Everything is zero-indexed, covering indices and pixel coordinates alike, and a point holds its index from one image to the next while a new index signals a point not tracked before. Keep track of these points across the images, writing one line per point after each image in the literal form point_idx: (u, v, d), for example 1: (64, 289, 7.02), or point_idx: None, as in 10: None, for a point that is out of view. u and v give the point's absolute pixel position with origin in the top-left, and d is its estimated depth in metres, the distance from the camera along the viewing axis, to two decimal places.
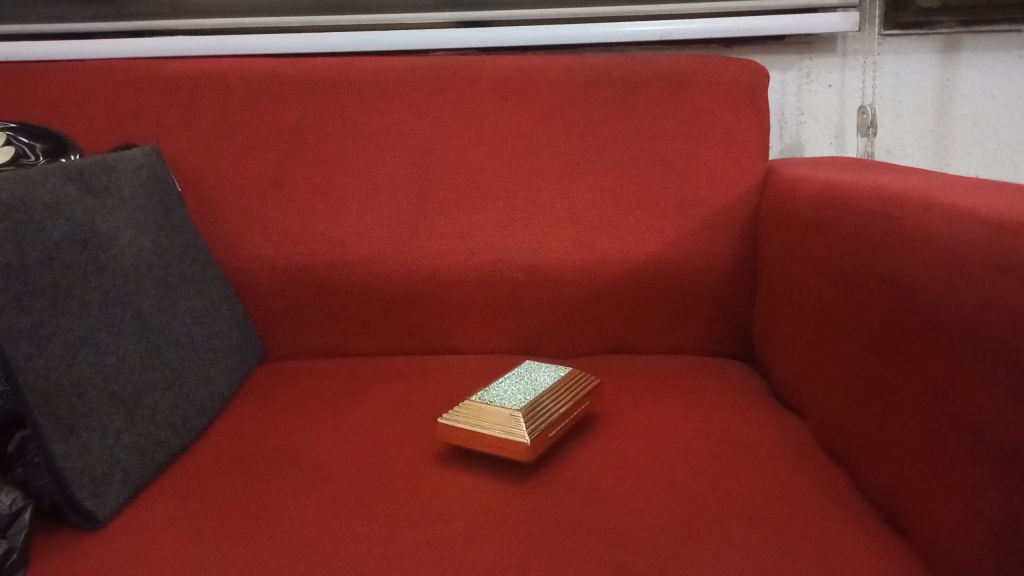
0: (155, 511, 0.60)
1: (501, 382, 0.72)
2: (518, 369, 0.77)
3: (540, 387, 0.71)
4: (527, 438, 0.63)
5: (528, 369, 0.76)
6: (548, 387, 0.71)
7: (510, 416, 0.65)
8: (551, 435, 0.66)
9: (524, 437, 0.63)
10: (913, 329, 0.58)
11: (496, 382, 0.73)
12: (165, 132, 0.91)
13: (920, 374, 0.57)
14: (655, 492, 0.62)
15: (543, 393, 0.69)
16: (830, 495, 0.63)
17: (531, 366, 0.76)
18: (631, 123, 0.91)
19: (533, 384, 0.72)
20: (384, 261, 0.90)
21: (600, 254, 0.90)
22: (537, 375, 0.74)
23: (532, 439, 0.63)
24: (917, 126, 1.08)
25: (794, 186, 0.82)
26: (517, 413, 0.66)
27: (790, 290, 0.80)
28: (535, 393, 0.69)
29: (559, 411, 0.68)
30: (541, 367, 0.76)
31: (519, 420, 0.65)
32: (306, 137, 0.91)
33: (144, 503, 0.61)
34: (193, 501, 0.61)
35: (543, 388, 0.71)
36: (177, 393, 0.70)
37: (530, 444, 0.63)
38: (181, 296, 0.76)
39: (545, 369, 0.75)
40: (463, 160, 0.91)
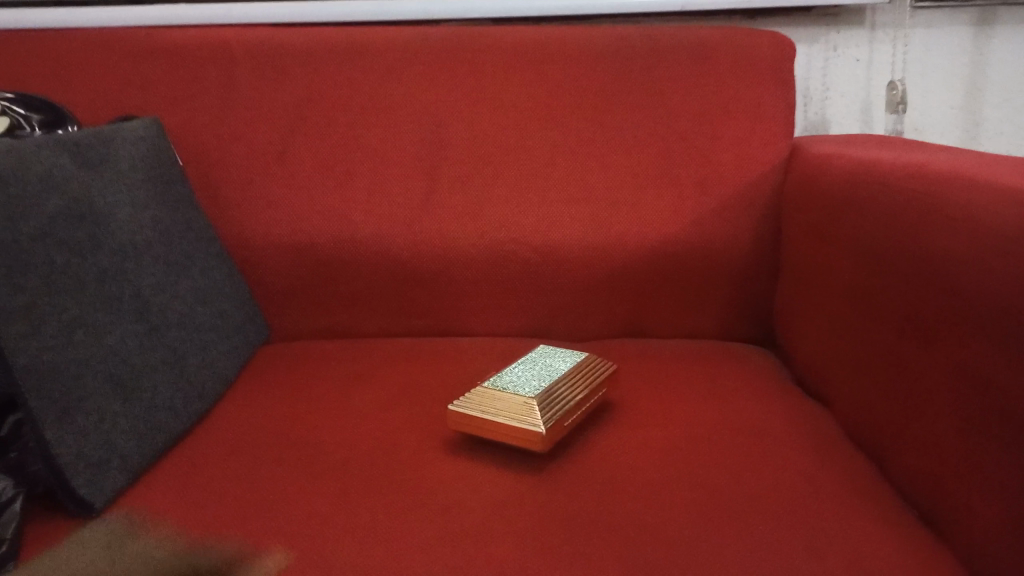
0: (153, 499, 0.58)
1: (515, 367, 0.70)
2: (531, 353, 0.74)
3: (556, 373, 0.68)
4: (542, 427, 0.60)
5: (543, 353, 0.73)
6: (564, 373, 0.68)
7: (523, 403, 0.63)
8: (566, 424, 0.64)
9: (538, 426, 0.60)
10: (951, 315, 0.55)
11: (510, 367, 0.70)
12: (166, 104, 0.87)
13: (958, 362, 0.54)
14: (675, 484, 0.60)
15: (558, 380, 0.66)
16: (859, 488, 0.60)
17: (546, 351, 0.74)
18: (651, 97, 0.87)
19: (547, 370, 0.69)
20: (392, 239, 0.87)
21: (615, 235, 0.86)
22: (553, 361, 0.71)
23: (547, 428, 0.61)
24: (945, 102, 1.04)
25: (822, 164, 0.78)
26: (532, 400, 0.63)
27: (816, 272, 0.76)
28: (552, 379, 0.66)
29: (574, 398, 0.66)
30: (557, 351, 0.73)
31: (534, 408, 0.62)
32: (312, 110, 0.88)
33: (141, 491, 0.59)
34: (193, 488, 0.59)
35: (559, 374, 0.68)
36: (178, 376, 0.67)
37: (545, 433, 0.60)
38: (182, 274, 0.73)
39: (560, 355, 0.72)
40: (476, 134, 0.88)
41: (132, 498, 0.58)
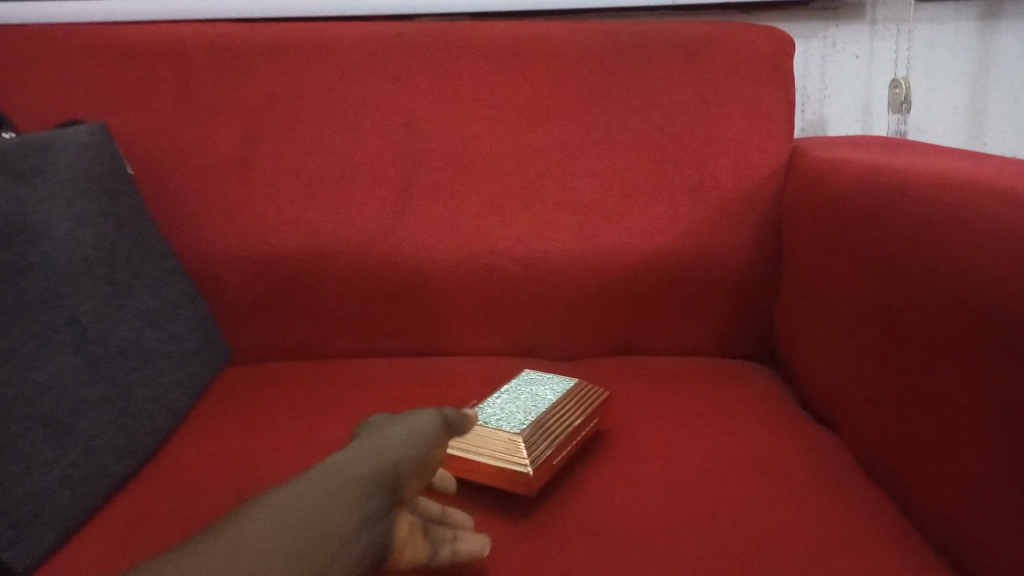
0: (89, 560, 0.51)
1: (495, 399, 0.64)
2: (514, 381, 0.68)
3: (542, 406, 0.62)
4: (529, 467, 0.55)
5: (525, 382, 0.68)
6: (552, 405, 0.63)
7: (507, 440, 0.58)
8: (555, 462, 0.58)
9: (525, 467, 0.55)
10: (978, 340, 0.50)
11: (490, 398, 0.64)
12: (116, 107, 0.80)
13: (988, 393, 0.48)
14: (676, 531, 0.54)
15: (545, 413, 0.61)
16: (877, 530, 0.55)
17: (528, 378, 0.68)
18: (641, 97, 0.81)
19: (533, 402, 0.63)
20: (364, 253, 0.81)
21: (604, 246, 0.81)
22: (538, 391, 0.66)
23: (534, 469, 0.55)
24: (949, 101, 0.99)
25: (827, 169, 0.72)
26: (517, 437, 0.57)
27: (820, 287, 0.71)
28: (539, 413, 0.61)
29: (563, 433, 0.60)
30: (542, 379, 0.68)
31: (519, 446, 0.57)
32: (275, 113, 0.81)
33: (75, 551, 0.53)
34: (135, 547, 0.52)
35: (546, 407, 0.62)
36: (122, 411, 0.61)
37: (531, 474, 0.55)
38: (129, 296, 0.67)
39: (547, 383, 0.67)
40: (453, 138, 0.81)
41: (66, 558, 0.52)
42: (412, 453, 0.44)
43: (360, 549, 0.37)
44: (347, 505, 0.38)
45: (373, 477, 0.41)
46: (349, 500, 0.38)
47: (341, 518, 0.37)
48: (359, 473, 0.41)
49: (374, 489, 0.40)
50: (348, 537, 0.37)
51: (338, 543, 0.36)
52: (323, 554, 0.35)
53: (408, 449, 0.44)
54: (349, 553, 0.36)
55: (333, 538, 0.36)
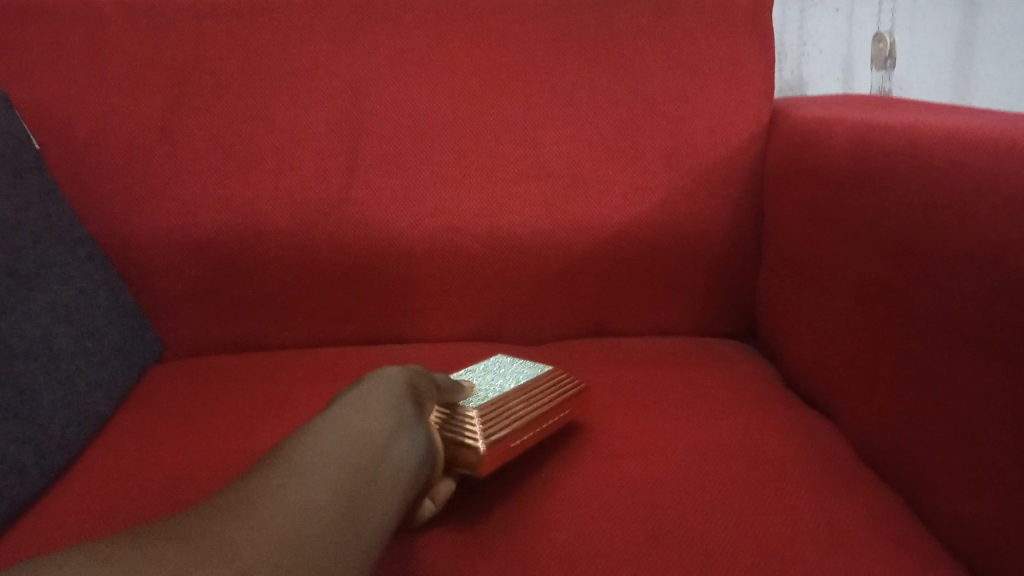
0: None
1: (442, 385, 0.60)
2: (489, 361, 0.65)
3: (494, 388, 0.58)
4: (479, 444, 0.51)
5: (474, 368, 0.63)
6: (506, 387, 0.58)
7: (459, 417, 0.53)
8: (515, 445, 0.54)
9: (477, 444, 0.51)
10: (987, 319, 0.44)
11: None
12: (20, 74, 0.71)
13: (1000, 377, 0.43)
14: (658, 539, 0.48)
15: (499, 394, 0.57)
16: (879, 526, 0.50)
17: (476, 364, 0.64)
18: (610, 55, 0.74)
19: (487, 388, 0.58)
20: (308, 233, 0.73)
21: (572, 220, 0.74)
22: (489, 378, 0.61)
23: (484, 446, 0.51)
24: (933, 58, 0.94)
25: (812, 131, 0.66)
26: (473, 411, 0.54)
27: (806, 259, 0.65)
28: (496, 395, 0.57)
29: (518, 412, 0.56)
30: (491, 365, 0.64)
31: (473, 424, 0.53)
32: (201, 78, 0.72)
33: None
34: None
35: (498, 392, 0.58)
36: (27, 423, 0.53)
37: (481, 451, 0.51)
38: (35, 287, 0.59)
39: (523, 366, 0.63)
40: (403, 102, 0.73)
41: None
42: (425, 375, 0.52)
43: (404, 457, 0.44)
44: (385, 416, 0.45)
45: (404, 390, 0.48)
46: (388, 414, 0.45)
47: (390, 424, 0.44)
48: (385, 389, 0.47)
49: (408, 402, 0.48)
50: (393, 444, 0.44)
51: (388, 447, 0.43)
52: (379, 452, 0.42)
53: (419, 373, 0.52)
54: (395, 456, 0.43)
55: (382, 443, 0.43)
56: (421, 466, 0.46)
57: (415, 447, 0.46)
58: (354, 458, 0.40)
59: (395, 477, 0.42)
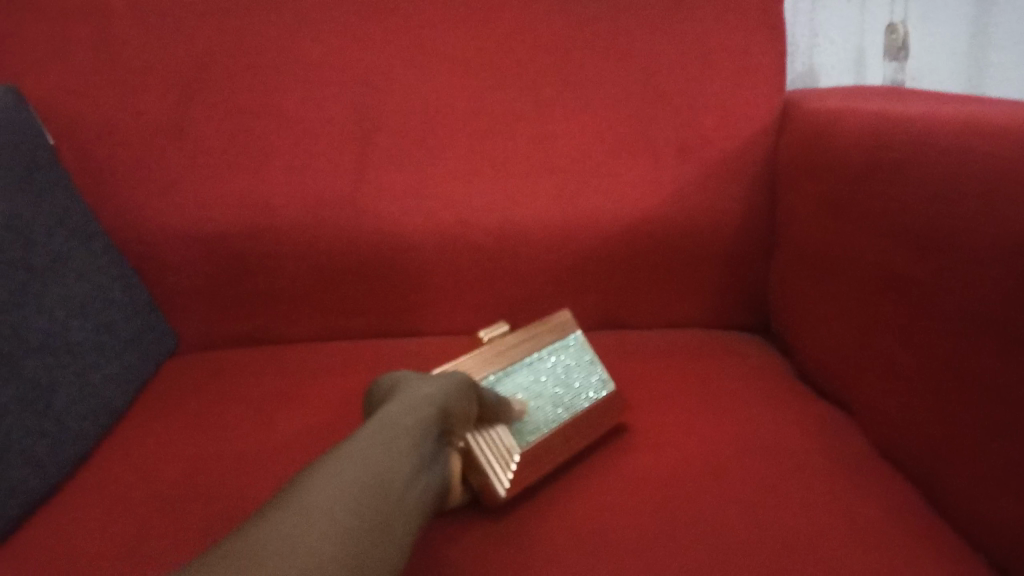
0: None
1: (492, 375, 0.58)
2: (564, 349, 0.63)
3: (543, 409, 0.58)
4: (502, 490, 0.51)
5: (531, 357, 0.61)
6: (549, 409, 0.59)
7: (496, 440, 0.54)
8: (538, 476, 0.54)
9: (500, 488, 0.51)
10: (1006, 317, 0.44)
11: (489, 371, 0.58)
12: (30, 70, 0.71)
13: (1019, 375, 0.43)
14: (674, 535, 0.49)
15: (540, 421, 0.57)
16: (893, 519, 0.50)
17: (535, 351, 0.62)
18: (623, 46, 0.73)
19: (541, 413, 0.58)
20: (320, 228, 0.73)
21: (583, 214, 0.74)
22: (541, 381, 0.60)
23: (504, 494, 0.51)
24: (946, 48, 0.93)
25: (826, 123, 0.66)
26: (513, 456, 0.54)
27: (819, 253, 0.65)
28: (542, 433, 0.56)
29: (556, 449, 0.55)
30: (549, 359, 0.62)
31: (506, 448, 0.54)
32: (211, 71, 0.72)
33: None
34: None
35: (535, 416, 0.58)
36: (43, 415, 0.54)
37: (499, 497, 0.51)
38: (49, 282, 0.59)
39: (588, 381, 0.62)
40: (413, 95, 0.73)
41: None
42: (462, 395, 0.51)
43: (421, 487, 0.44)
44: (405, 454, 0.44)
45: (431, 420, 0.48)
46: (409, 443, 0.45)
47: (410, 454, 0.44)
48: (410, 421, 0.46)
49: (430, 426, 0.48)
50: (412, 477, 0.44)
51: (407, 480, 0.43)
52: (397, 486, 0.42)
53: (455, 393, 0.51)
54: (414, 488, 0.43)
55: (402, 476, 0.43)
56: (433, 504, 0.46)
57: (429, 485, 0.45)
58: (374, 497, 0.40)
59: (411, 520, 0.42)
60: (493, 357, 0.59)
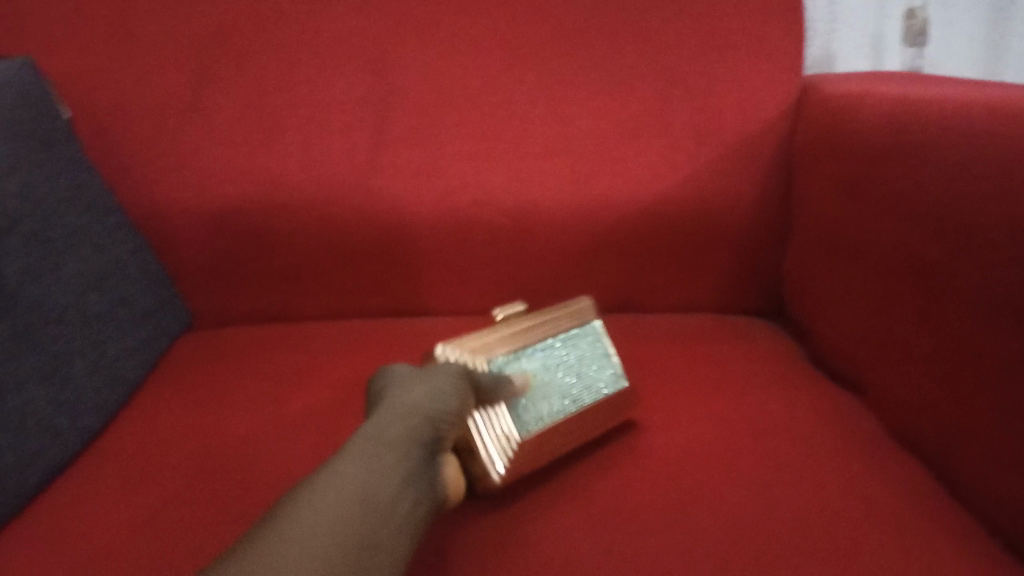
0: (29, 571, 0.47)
1: (499, 356, 0.56)
2: (579, 341, 0.61)
3: (550, 399, 0.57)
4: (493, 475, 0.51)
5: (544, 343, 0.59)
6: (557, 398, 0.57)
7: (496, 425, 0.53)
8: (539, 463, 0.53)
9: (493, 473, 0.51)
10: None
11: (496, 352, 0.56)
12: (46, 44, 0.71)
13: None
14: (689, 514, 0.49)
15: (545, 413, 0.55)
16: (907, 501, 0.50)
17: (549, 338, 0.59)
18: (640, 26, 0.72)
19: (546, 404, 0.56)
20: (335, 206, 0.73)
21: (599, 196, 0.74)
22: (551, 370, 0.58)
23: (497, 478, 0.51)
24: (965, 33, 0.93)
25: (844, 107, 0.65)
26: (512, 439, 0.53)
27: (834, 237, 0.65)
28: (544, 426, 0.54)
29: (560, 437, 0.54)
30: (561, 346, 0.60)
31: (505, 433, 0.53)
32: (227, 49, 0.72)
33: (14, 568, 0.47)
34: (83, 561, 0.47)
35: (536, 402, 0.56)
36: (60, 386, 0.55)
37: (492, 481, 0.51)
38: (66, 254, 0.59)
39: (600, 376, 0.59)
40: (428, 74, 0.72)
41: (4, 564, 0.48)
42: (455, 394, 0.50)
43: (416, 496, 0.44)
44: (393, 466, 0.43)
45: (421, 425, 0.47)
46: (398, 453, 0.44)
47: (401, 464, 0.44)
48: (399, 430, 0.46)
49: (422, 429, 0.47)
50: (406, 487, 0.43)
51: (399, 491, 0.43)
52: (388, 502, 0.42)
53: (448, 394, 0.50)
54: (408, 498, 0.43)
55: (393, 490, 0.42)
56: (432, 507, 0.45)
57: (424, 494, 0.45)
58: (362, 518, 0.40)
59: (403, 534, 0.42)
60: (502, 337, 0.58)
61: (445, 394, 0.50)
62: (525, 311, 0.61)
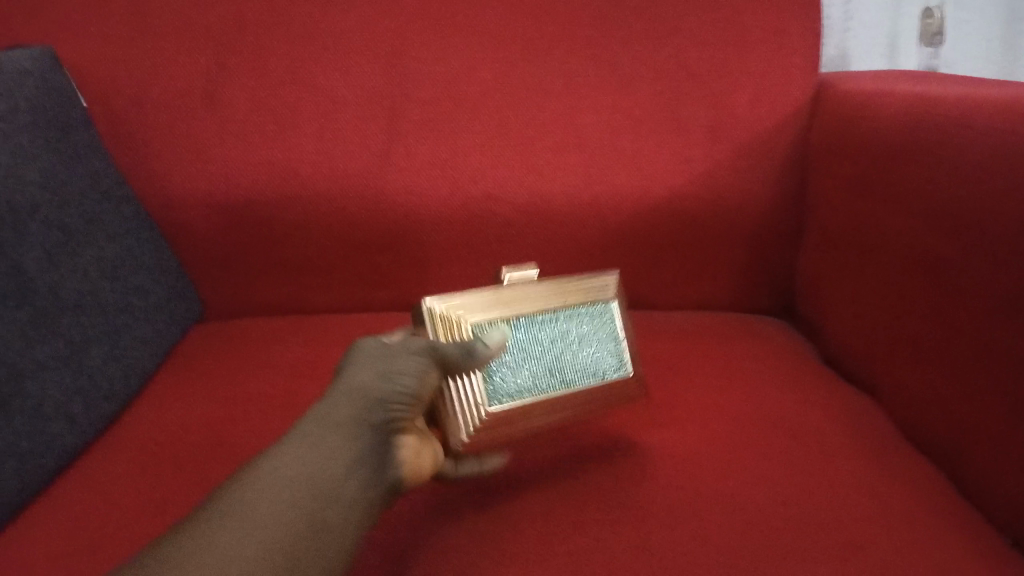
0: (44, 556, 0.48)
1: (488, 322, 0.52)
2: (585, 317, 0.56)
3: (538, 373, 0.53)
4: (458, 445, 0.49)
5: (548, 315, 0.54)
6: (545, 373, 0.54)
7: (466, 392, 0.50)
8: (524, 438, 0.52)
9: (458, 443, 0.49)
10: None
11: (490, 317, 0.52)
12: (64, 33, 0.71)
13: None
14: (700, 509, 0.49)
15: (528, 389, 0.53)
16: (918, 500, 0.50)
17: (555, 310, 0.55)
18: (657, 22, 0.72)
19: (533, 379, 0.53)
20: (349, 198, 0.73)
21: (612, 192, 0.74)
22: (547, 342, 0.54)
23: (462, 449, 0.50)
24: (981, 33, 0.93)
25: (860, 105, 0.65)
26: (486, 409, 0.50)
27: (848, 235, 0.65)
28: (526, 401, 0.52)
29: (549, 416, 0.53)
30: (563, 320, 0.55)
31: (474, 404, 0.50)
32: (244, 40, 0.72)
33: (31, 552, 0.48)
34: (98, 546, 0.48)
35: (515, 377, 0.52)
36: (75, 374, 0.55)
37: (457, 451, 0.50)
38: (81, 242, 0.60)
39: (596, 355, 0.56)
40: (444, 67, 0.72)
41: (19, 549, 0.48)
42: (411, 372, 0.47)
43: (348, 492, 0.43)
44: (321, 463, 0.43)
45: (365, 412, 0.46)
46: (332, 449, 0.44)
47: (331, 460, 0.44)
48: (339, 420, 0.45)
49: (369, 415, 0.46)
50: (331, 486, 0.43)
51: (320, 493, 0.43)
52: (306, 505, 0.42)
53: (403, 370, 0.47)
54: (331, 498, 0.43)
55: (313, 493, 0.42)
56: (376, 496, 0.45)
57: (367, 477, 0.45)
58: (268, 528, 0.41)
59: (323, 536, 0.42)
60: (502, 300, 0.53)
61: (399, 371, 0.47)
62: (539, 277, 0.55)
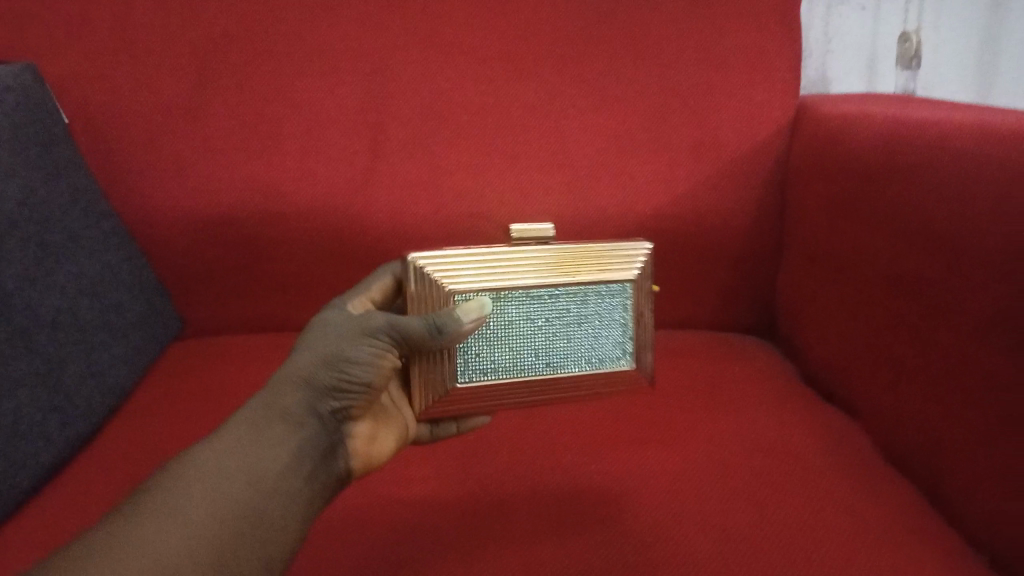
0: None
1: (472, 291, 0.49)
2: (590, 299, 0.52)
3: (521, 350, 0.51)
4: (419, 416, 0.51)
5: (543, 292, 0.51)
6: (531, 352, 0.51)
7: (433, 371, 0.50)
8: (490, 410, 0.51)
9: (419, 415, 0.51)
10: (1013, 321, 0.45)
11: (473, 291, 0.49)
12: (45, 48, 0.70)
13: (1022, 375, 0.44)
14: (680, 524, 0.49)
15: (506, 367, 0.51)
16: (896, 514, 0.51)
17: (551, 287, 0.51)
18: (644, 45, 0.72)
19: (515, 355, 0.51)
20: (333, 215, 0.74)
21: (594, 212, 0.75)
22: (541, 320, 0.51)
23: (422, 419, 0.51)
24: (957, 56, 0.95)
25: (838, 127, 0.66)
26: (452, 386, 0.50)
27: (824, 253, 0.66)
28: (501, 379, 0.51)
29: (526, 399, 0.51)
30: (563, 298, 0.51)
31: (442, 382, 0.50)
32: (228, 58, 0.71)
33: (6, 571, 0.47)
34: None
35: (493, 355, 0.51)
36: (52, 391, 0.55)
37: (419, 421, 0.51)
38: (59, 258, 0.59)
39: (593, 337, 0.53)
40: (430, 87, 0.72)
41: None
42: (367, 359, 0.45)
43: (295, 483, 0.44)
44: (269, 455, 0.43)
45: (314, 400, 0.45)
46: (280, 441, 0.44)
47: (281, 452, 0.44)
48: (289, 409, 0.45)
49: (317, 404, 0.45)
50: (281, 478, 0.43)
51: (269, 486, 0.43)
52: (256, 499, 0.42)
53: (357, 357, 0.45)
54: (282, 490, 0.43)
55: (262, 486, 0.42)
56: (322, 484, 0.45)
57: (313, 467, 0.45)
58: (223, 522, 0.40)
59: (273, 527, 0.42)
60: (495, 270, 0.50)
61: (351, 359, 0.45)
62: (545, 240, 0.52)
